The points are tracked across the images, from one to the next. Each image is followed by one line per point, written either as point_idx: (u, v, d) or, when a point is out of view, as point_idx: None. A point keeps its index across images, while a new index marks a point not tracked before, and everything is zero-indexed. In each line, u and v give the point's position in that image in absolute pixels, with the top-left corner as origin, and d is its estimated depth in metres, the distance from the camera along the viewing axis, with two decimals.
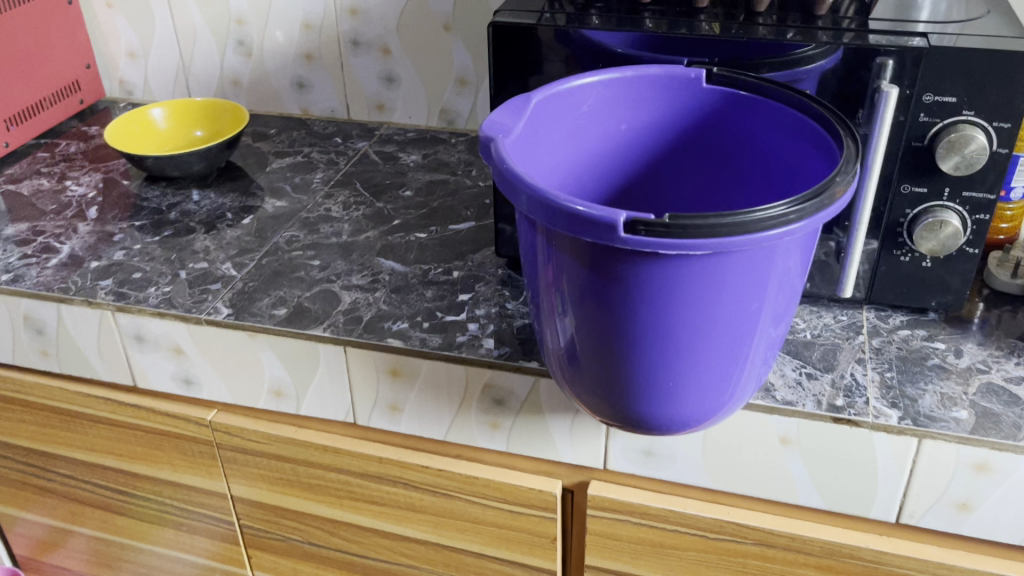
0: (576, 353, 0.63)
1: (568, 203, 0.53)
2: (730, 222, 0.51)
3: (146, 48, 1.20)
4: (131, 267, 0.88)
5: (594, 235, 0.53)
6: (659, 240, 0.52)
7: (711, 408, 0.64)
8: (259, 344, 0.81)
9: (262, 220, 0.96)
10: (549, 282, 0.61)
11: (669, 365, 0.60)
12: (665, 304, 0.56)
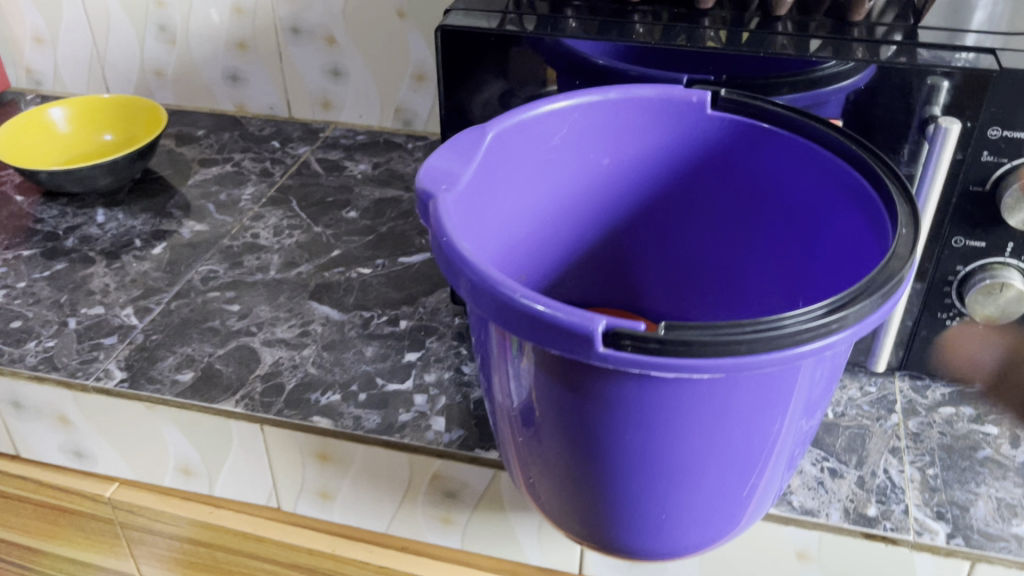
0: (542, 467, 0.49)
1: (527, 301, 0.39)
2: (750, 338, 0.37)
3: (54, 33, 1.04)
4: (10, 312, 0.73)
5: (562, 347, 0.38)
6: (652, 361, 0.37)
7: (713, 537, 0.50)
8: (159, 417, 0.66)
9: (176, 249, 0.80)
10: (508, 383, 0.46)
11: (660, 496, 0.46)
12: (658, 430, 0.42)
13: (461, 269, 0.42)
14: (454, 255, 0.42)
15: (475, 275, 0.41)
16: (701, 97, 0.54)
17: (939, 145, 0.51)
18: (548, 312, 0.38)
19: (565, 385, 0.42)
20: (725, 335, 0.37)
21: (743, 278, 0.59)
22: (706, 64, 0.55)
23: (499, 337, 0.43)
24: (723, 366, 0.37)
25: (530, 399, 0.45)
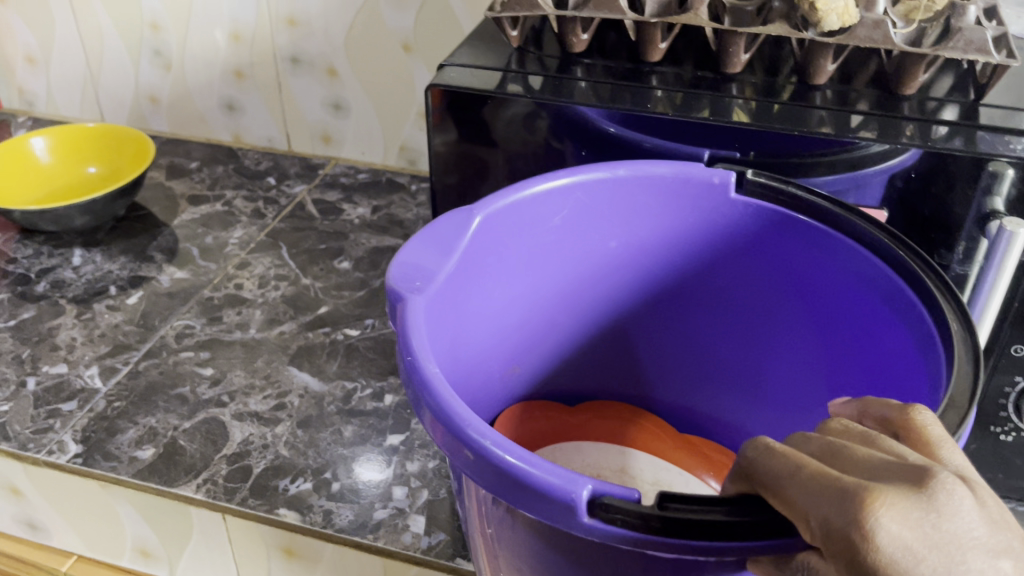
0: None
1: (497, 453, 0.32)
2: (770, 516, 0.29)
3: (45, 53, 0.99)
4: None
5: (538, 511, 0.31)
6: (643, 542, 0.30)
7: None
8: (114, 497, 0.60)
9: (152, 299, 0.75)
10: (482, 525, 0.39)
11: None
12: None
13: (423, 403, 0.35)
14: (416, 385, 0.35)
15: (438, 412, 0.34)
16: (723, 179, 0.47)
17: (1002, 249, 0.44)
18: (523, 468, 0.31)
19: (545, 546, 0.35)
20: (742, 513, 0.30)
21: (768, 378, 0.52)
22: (733, 141, 0.48)
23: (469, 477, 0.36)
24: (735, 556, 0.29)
25: (508, 549, 0.38)
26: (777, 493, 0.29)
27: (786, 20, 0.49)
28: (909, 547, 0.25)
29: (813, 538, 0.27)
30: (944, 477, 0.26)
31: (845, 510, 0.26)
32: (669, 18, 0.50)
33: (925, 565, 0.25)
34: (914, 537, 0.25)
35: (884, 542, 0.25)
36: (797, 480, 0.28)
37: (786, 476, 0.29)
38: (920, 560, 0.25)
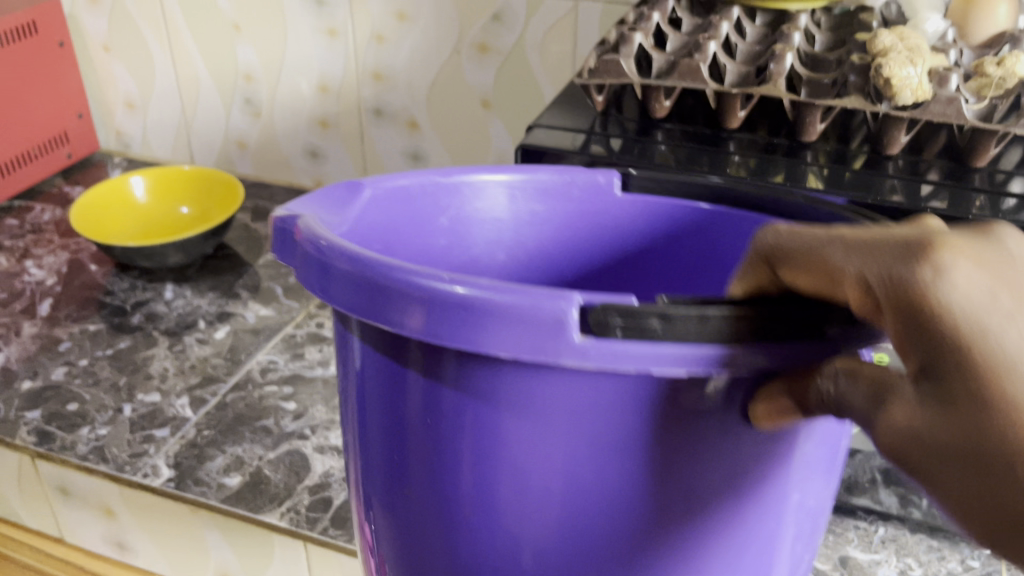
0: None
1: (444, 286, 0.26)
2: (785, 316, 0.26)
3: (145, 99, 1.06)
4: (68, 393, 0.72)
5: (503, 342, 0.26)
6: (655, 345, 0.26)
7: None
8: (201, 521, 0.63)
9: (239, 334, 0.79)
10: (389, 476, 0.33)
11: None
12: (597, 519, 0.30)
13: (338, 258, 0.29)
14: (324, 250, 0.29)
15: (360, 264, 0.28)
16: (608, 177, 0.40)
17: None
18: (483, 297, 0.26)
19: (465, 446, 0.30)
20: (760, 309, 0.26)
21: None
22: None
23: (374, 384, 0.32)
24: (748, 359, 0.26)
25: (419, 492, 0.32)
26: (817, 263, 0.26)
27: (860, 92, 0.52)
28: (989, 290, 0.22)
29: (868, 299, 0.24)
30: (1001, 227, 0.25)
31: (913, 255, 0.23)
32: (750, 89, 0.53)
33: (1005, 302, 0.22)
34: (993, 281, 0.23)
35: (962, 284, 0.22)
36: (837, 243, 0.25)
37: (825, 243, 0.26)
38: (1004, 299, 0.22)
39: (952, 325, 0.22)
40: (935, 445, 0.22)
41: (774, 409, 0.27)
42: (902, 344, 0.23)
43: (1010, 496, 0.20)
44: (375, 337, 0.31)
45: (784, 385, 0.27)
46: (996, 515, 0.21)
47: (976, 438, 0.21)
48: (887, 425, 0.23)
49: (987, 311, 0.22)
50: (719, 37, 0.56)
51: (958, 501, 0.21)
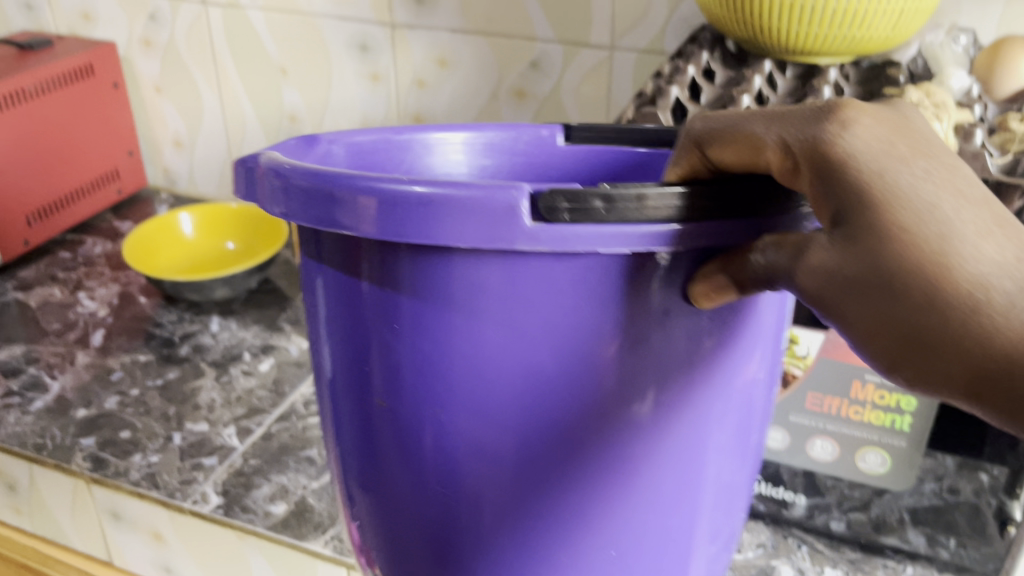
0: (396, 525, 0.35)
1: (397, 182, 0.27)
2: (717, 191, 0.28)
3: (192, 138, 1.10)
4: (120, 421, 0.75)
5: (457, 230, 0.27)
6: (603, 227, 0.27)
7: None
8: (248, 547, 0.66)
9: (282, 367, 0.82)
10: (353, 387, 0.34)
11: (561, 538, 0.33)
12: (551, 414, 0.30)
13: (297, 172, 0.30)
14: (282, 170, 0.30)
15: (318, 174, 0.29)
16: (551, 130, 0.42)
17: None
18: (433, 191, 0.27)
19: (420, 353, 0.31)
20: (697, 185, 0.28)
21: None
22: None
23: (339, 296, 0.33)
24: (688, 236, 0.28)
25: (382, 409, 0.33)
26: (742, 136, 0.29)
27: None
28: (887, 140, 0.27)
29: (789, 161, 0.28)
30: (905, 104, 0.30)
31: (824, 116, 0.27)
32: None
33: (901, 147, 0.27)
34: (889, 133, 0.27)
35: (863, 134, 0.27)
36: (758, 119, 0.29)
37: (748, 120, 0.29)
38: (903, 150, 0.27)
39: (857, 173, 0.26)
40: (846, 277, 0.25)
41: (711, 287, 0.28)
42: (821, 196, 0.27)
43: (906, 317, 0.24)
44: (332, 249, 0.32)
45: (719, 263, 0.28)
46: (896, 334, 0.25)
47: (878, 269, 0.25)
48: (804, 269, 0.26)
49: (889, 156, 0.26)
50: (752, 90, 0.60)
51: (865, 327, 0.25)
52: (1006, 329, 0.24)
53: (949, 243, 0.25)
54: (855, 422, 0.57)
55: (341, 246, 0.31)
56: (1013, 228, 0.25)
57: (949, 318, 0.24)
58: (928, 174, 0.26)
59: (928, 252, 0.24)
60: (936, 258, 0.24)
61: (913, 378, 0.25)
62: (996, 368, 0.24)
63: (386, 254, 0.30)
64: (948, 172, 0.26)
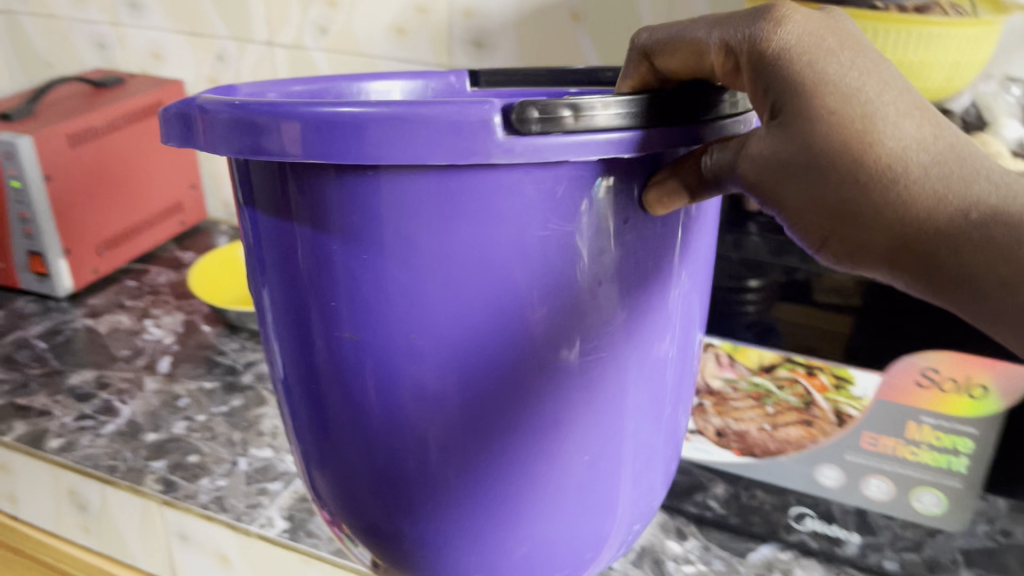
0: (348, 465, 0.37)
1: (327, 107, 0.29)
2: (662, 100, 0.30)
3: None
4: (188, 445, 0.78)
5: (387, 152, 0.28)
6: (570, 136, 0.29)
7: (588, 539, 0.38)
8: (312, 571, 0.68)
9: None
10: (293, 328, 0.35)
11: (502, 465, 0.35)
12: (480, 342, 0.32)
13: (223, 107, 0.31)
14: (219, 107, 0.31)
15: (244, 105, 0.30)
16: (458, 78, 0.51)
17: None
18: (373, 110, 0.28)
19: (353, 289, 0.32)
20: (647, 97, 0.30)
21: None
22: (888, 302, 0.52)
23: (273, 237, 0.34)
24: (643, 144, 0.30)
25: (322, 348, 0.34)
26: (686, 44, 0.32)
27: None
28: (818, 34, 0.30)
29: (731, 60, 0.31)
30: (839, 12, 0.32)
31: (760, 16, 0.30)
32: None
33: (829, 42, 0.30)
34: (818, 28, 0.30)
35: (793, 29, 0.30)
36: (701, 26, 0.32)
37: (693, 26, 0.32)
38: (835, 45, 0.30)
39: (793, 66, 0.29)
40: (780, 160, 0.29)
41: (663, 193, 0.31)
42: (762, 88, 0.30)
43: (836, 195, 0.29)
44: (265, 186, 0.33)
45: (670, 170, 0.31)
46: (829, 208, 0.29)
47: (812, 152, 0.29)
48: (749, 162, 0.29)
49: (820, 48, 0.29)
50: None
51: (799, 205, 0.30)
52: (920, 198, 0.29)
53: (873, 123, 0.28)
54: (912, 463, 0.58)
55: (270, 178, 0.32)
56: (924, 105, 0.30)
57: (874, 191, 0.29)
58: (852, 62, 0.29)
59: (856, 136, 0.28)
60: (863, 139, 0.28)
61: (841, 245, 0.30)
62: (916, 236, 0.29)
63: (315, 183, 0.31)
64: (874, 63, 0.30)
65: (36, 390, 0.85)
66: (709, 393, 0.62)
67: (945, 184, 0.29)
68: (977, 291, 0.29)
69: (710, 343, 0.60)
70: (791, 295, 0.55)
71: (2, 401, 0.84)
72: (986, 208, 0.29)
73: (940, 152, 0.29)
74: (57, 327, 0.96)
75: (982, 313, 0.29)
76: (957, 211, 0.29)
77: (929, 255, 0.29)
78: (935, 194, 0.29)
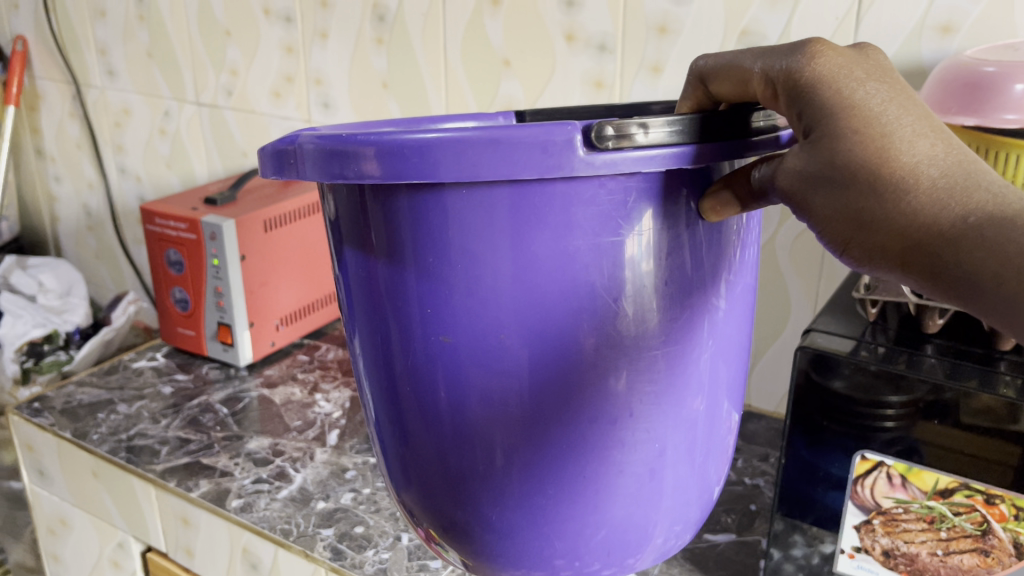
0: (427, 465, 0.43)
1: (414, 134, 0.36)
2: (713, 123, 0.37)
3: None
4: (355, 516, 0.82)
5: (474, 170, 0.35)
6: (639, 151, 0.36)
7: (649, 526, 0.44)
8: None
9: None
10: (376, 342, 0.42)
11: (567, 446, 0.41)
12: (547, 338, 0.38)
13: (311, 143, 0.38)
14: (310, 145, 0.38)
15: (332, 140, 0.38)
16: (507, 118, 0.58)
17: None
18: (465, 134, 0.35)
19: (430, 292, 0.39)
20: (698, 118, 0.37)
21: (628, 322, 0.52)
22: None
23: (360, 251, 0.41)
24: (699, 158, 0.37)
25: (401, 350, 0.41)
26: (739, 72, 0.39)
27: None
28: (845, 67, 0.36)
29: (774, 90, 0.37)
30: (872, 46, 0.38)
31: (798, 54, 0.36)
32: None
33: (855, 73, 0.35)
34: (846, 62, 0.36)
35: (821, 63, 0.36)
36: (750, 58, 0.38)
37: (746, 58, 0.39)
38: (863, 78, 0.35)
39: (825, 91, 0.35)
40: (809, 173, 0.35)
41: (717, 203, 0.38)
42: (802, 115, 0.36)
43: (857, 202, 0.35)
44: (350, 216, 0.41)
45: (723, 183, 0.38)
46: (852, 217, 0.35)
47: (836, 166, 0.34)
48: (782, 173, 0.36)
49: (850, 74, 0.35)
50: None
51: (826, 211, 0.35)
52: (927, 204, 0.34)
53: (890, 141, 0.34)
54: None
55: (359, 211, 0.40)
56: (942, 132, 0.35)
57: (889, 199, 0.34)
58: (873, 93, 0.35)
59: (874, 154, 0.34)
60: (881, 156, 0.34)
61: (862, 254, 0.36)
62: (927, 239, 0.34)
63: (399, 207, 0.38)
64: (895, 93, 0.35)
65: (218, 452, 0.93)
66: (880, 512, 0.62)
67: (949, 193, 0.34)
68: (976, 283, 0.34)
69: (883, 463, 0.60)
70: (936, 414, 0.56)
71: (189, 460, 0.91)
72: (984, 213, 0.34)
73: (949, 169, 0.35)
74: (236, 395, 1.05)
75: (979, 303, 0.35)
76: (958, 216, 0.34)
77: (935, 253, 0.34)
78: (940, 200, 0.34)
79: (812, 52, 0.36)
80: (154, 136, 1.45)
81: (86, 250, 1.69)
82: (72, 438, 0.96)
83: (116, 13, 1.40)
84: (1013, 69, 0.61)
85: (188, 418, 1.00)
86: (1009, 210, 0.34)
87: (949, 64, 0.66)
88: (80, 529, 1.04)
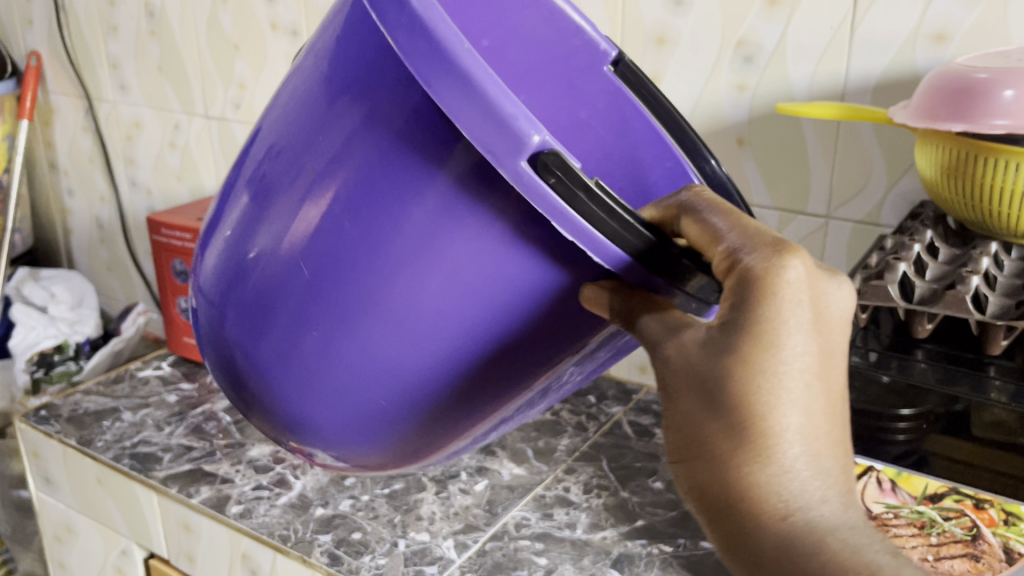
0: (247, 354, 0.51)
1: (442, 21, 0.38)
2: (655, 252, 0.41)
3: None
4: (354, 522, 0.83)
5: (434, 77, 0.38)
6: (564, 206, 0.39)
7: (394, 462, 0.55)
8: None
9: (495, 488, 0.89)
10: (230, 309, 0.51)
11: (372, 402, 0.50)
12: (409, 331, 0.46)
13: None
14: None
15: None
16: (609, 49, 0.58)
17: None
18: (467, 54, 0.38)
19: (320, 245, 0.46)
20: (641, 236, 0.40)
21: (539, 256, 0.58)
22: None
23: (281, 185, 0.47)
24: (614, 263, 0.41)
25: (276, 275, 0.48)
26: (710, 226, 0.43)
27: None
28: (796, 332, 0.40)
29: (728, 270, 0.41)
30: (842, 282, 0.43)
31: (771, 257, 0.40)
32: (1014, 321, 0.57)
33: (794, 337, 0.40)
34: (800, 326, 0.40)
35: (781, 295, 0.40)
36: (728, 224, 0.43)
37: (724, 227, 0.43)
38: (798, 340, 0.40)
39: (756, 338, 0.40)
40: (695, 383, 0.41)
41: (597, 299, 0.44)
42: (723, 318, 0.41)
43: (710, 430, 0.41)
44: (292, 145, 0.46)
45: (611, 289, 0.43)
46: (694, 435, 0.42)
47: (715, 398, 0.40)
48: (676, 348, 0.42)
49: (790, 333, 0.40)
50: (980, 270, 0.60)
51: (681, 420, 0.42)
52: (761, 476, 0.41)
53: (772, 413, 0.40)
54: None
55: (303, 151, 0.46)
56: (822, 429, 0.42)
57: (739, 446, 0.40)
58: (798, 362, 0.40)
59: (751, 396, 0.40)
60: (760, 414, 0.40)
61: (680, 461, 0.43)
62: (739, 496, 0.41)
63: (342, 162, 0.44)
64: (812, 374, 0.41)
65: (220, 459, 0.94)
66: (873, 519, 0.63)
67: (783, 481, 0.41)
68: (750, 558, 0.42)
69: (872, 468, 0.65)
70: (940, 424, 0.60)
71: (192, 466, 0.92)
72: (795, 515, 0.41)
73: (798, 462, 0.41)
74: None
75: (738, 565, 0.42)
76: (774, 501, 0.41)
77: (729, 511, 0.42)
78: (770, 483, 0.41)
79: (776, 271, 0.40)
80: (164, 149, 1.47)
81: (98, 261, 1.71)
82: (77, 445, 0.98)
83: (127, 28, 1.42)
84: (1003, 76, 0.60)
85: (191, 426, 1.01)
86: (822, 521, 0.41)
87: (937, 72, 0.66)
88: (85, 535, 1.05)
